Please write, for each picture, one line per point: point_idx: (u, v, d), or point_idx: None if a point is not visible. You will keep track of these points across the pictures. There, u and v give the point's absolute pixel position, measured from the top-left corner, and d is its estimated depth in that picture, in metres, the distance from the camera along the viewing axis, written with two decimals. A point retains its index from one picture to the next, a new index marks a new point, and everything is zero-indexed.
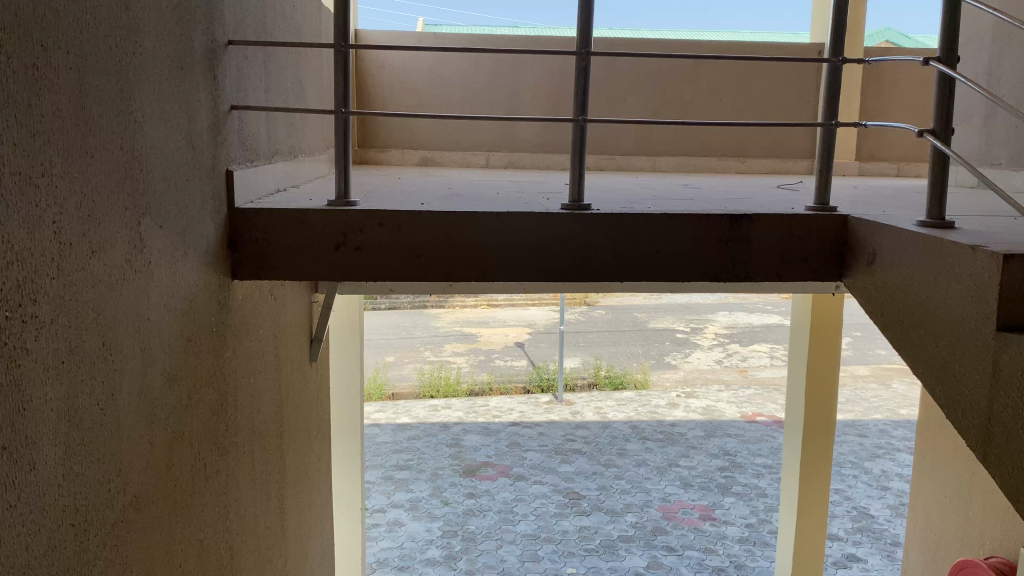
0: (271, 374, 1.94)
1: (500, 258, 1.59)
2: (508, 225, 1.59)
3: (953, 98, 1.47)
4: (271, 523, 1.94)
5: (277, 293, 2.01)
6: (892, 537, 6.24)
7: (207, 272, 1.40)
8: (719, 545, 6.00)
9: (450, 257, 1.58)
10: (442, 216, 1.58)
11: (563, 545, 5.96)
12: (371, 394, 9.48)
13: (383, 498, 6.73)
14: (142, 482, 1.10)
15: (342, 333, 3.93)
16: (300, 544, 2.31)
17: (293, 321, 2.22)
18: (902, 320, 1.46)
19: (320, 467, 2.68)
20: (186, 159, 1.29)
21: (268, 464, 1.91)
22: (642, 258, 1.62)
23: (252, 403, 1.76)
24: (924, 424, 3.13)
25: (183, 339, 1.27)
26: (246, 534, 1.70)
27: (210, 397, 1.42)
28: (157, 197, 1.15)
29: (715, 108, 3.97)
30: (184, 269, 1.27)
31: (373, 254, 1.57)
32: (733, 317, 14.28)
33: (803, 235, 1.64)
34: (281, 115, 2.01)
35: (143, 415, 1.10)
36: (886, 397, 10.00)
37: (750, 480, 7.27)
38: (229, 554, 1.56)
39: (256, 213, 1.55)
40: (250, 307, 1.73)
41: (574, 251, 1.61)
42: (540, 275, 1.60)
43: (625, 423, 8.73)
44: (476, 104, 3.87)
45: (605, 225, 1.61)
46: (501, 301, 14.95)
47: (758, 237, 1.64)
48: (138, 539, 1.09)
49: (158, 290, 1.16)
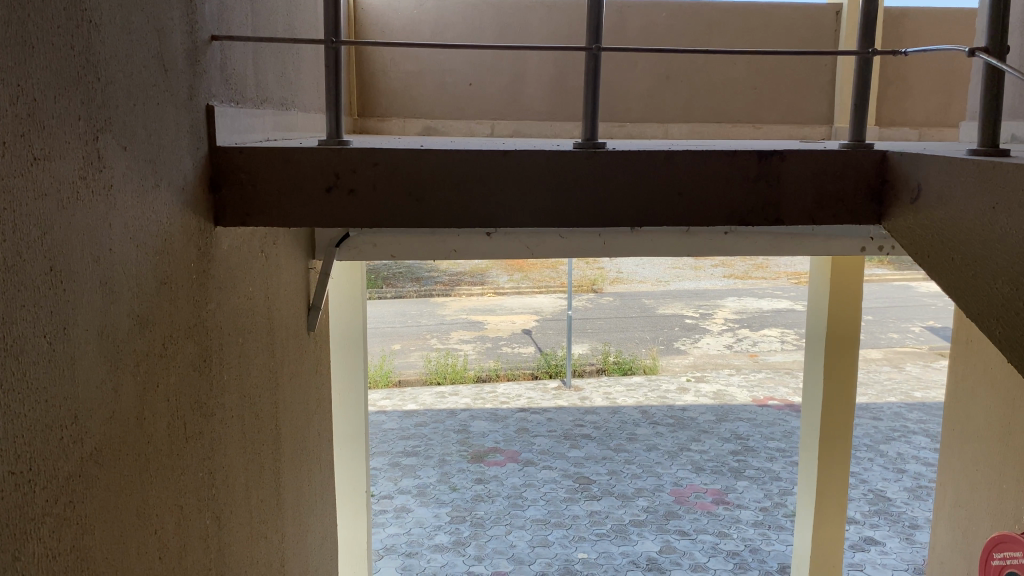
0: (264, 338, 1.82)
1: (508, 202, 1.46)
2: (516, 165, 1.46)
3: (1006, 14, 1.32)
4: (267, 496, 1.82)
5: (270, 253, 1.88)
6: (910, 519, 6.10)
7: (185, 214, 1.27)
8: (733, 529, 5.87)
9: (454, 202, 1.45)
10: (444, 156, 1.44)
11: (574, 530, 5.84)
12: (377, 381, 9.38)
13: (390, 484, 6.63)
14: (107, 432, 0.98)
15: (341, 310, 3.81)
16: (300, 523, 2.19)
17: (288, 286, 2.08)
18: (951, 261, 1.32)
19: (321, 444, 2.56)
20: (157, 80, 1.15)
21: (262, 433, 1.79)
22: (662, 201, 1.48)
23: (243, 366, 1.63)
24: (951, 398, 2.98)
25: (155, 281, 1.14)
26: (236, 505, 1.57)
27: (189, 353, 1.29)
28: (121, 115, 1.02)
29: (729, 72, 3.83)
30: (155, 203, 1.14)
31: (367, 198, 1.44)
32: (742, 302, 14.11)
33: (838, 174, 1.51)
34: (270, 59, 1.88)
35: (105, 357, 0.97)
36: (900, 380, 9.83)
37: (763, 463, 7.13)
38: (216, 524, 1.44)
39: (239, 152, 1.42)
40: (238, 263, 1.60)
41: (589, 193, 1.47)
42: (551, 221, 1.47)
43: (635, 408, 8.60)
44: (480, 70, 3.73)
45: (623, 164, 1.47)
46: (507, 289, 14.82)
47: (788, 175, 1.50)
48: (102, 497, 0.96)
49: (121, 217, 1.03)
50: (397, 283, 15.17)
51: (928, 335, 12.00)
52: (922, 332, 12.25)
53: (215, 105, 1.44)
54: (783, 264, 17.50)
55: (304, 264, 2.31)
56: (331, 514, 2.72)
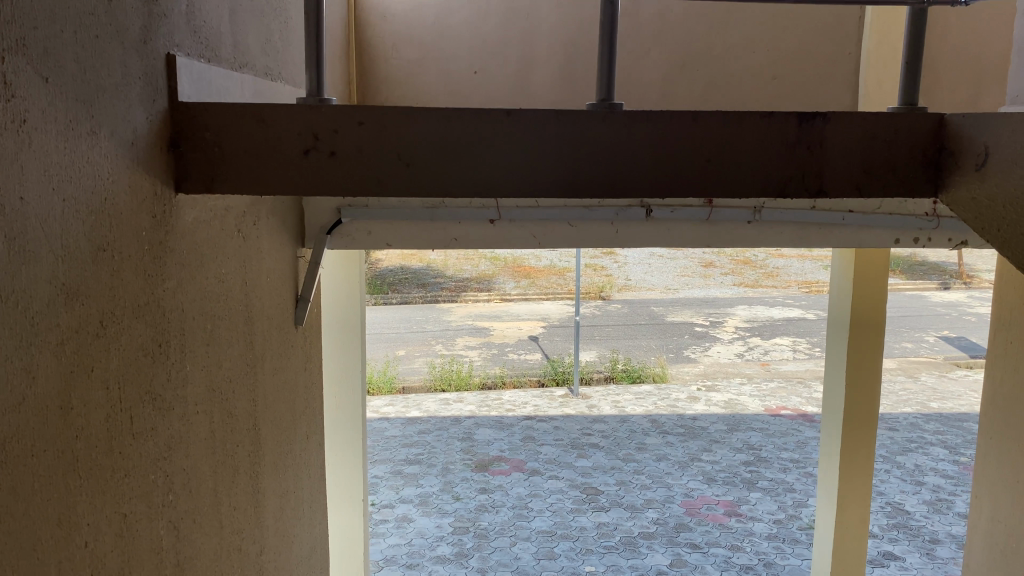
0: (241, 327, 1.64)
1: (511, 170, 1.28)
2: (522, 128, 1.27)
3: None
4: (241, 503, 1.64)
5: (250, 234, 1.70)
6: (931, 534, 5.86)
7: (135, 174, 1.09)
8: (746, 542, 5.64)
9: (450, 167, 1.26)
10: (438, 117, 1.25)
11: (581, 542, 5.63)
12: (381, 387, 9.19)
13: (391, 492, 6.44)
14: (12, 422, 0.79)
15: (336, 308, 3.62)
16: (284, 531, 2.01)
17: (272, 273, 1.90)
18: (1020, 235, 1.12)
19: (310, 447, 2.37)
20: (95, 9, 0.97)
21: (238, 433, 1.61)
22: (688, 170, 1.29)
23: (213, 357, 1.45)
24: (989, 407, 2.77)
25: (90, 245, 0.96)
26: (201, 513, 1.39)
27: (139, 337, 1.11)
28: (41, 35, 0.84)
29: (748, 61, 3.64)
30: (90, 152, 0.96)
31: (351, 162, 1.25)
32: (753, 310, 13.90)
33: (889, 139, 1.32)
34: (250, 19, 1.70)
35: (10, 330, 0.79)
36: (916, 390, 9.60)
37: (777, 474, 6.90)
38: (173, 534, 1.25)
39: (204, 110, 1.24)
40: (207, 239, 1.42)
41: (606, 160, 1.28)
42: (563, 191, 1.29)
43: (644, 417, 8.39)
44: (486, 56, 3.55)
45: (646, 125, 1.28)
46: (513, 295, 15.01)
47: (832, 141, 1.31)
48: (3, 503, 0.78)
49: (37, 160, 0.84)
50: (403, 290, 15.02)
51: (944, 345, 11.74)
52: (937, 341, 12.00)
53: (178, 56, 1.26)
54: (793, 272, 17.27)
55: (292, 252, 2.12)
56: (322, 521, 2.55)
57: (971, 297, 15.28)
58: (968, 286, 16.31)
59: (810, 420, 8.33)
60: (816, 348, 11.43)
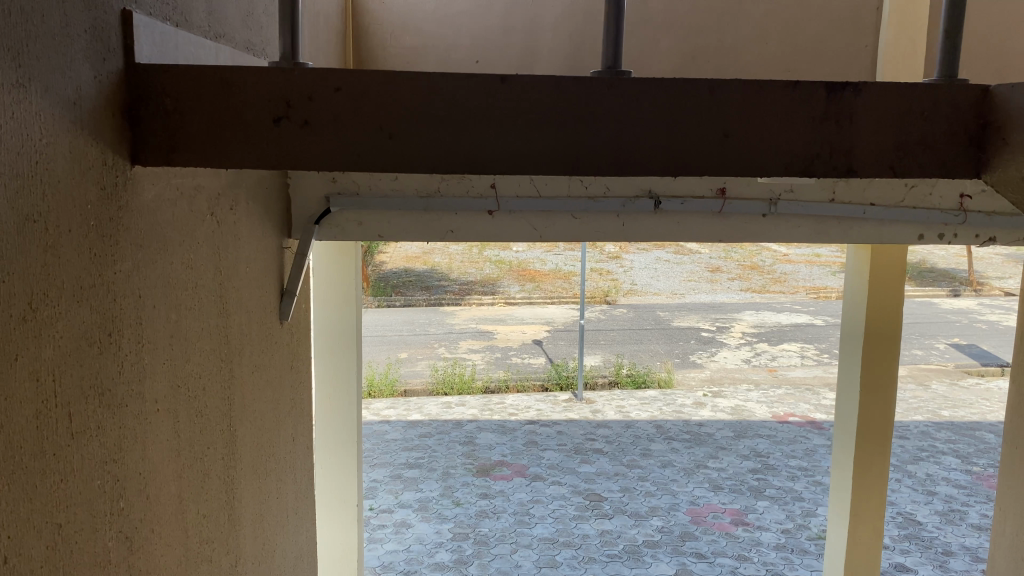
0: (214, 317, 1.51)
1: (503, 143, 1.14)
2: (519, 95, 1.14)
3: None
4: (213, 509, 1.51)
5: (225, 218, 1.57)
6: (944, 545, 5.70)
7: (77, 138, 0.97)
8: (754, 552, 5.49)
9: (436, 139, 1.13)
10: (425, 82, 1.12)
11: (583, 550, 5.49)
12: (382, 390, 9.06)
13: (390, 497, 6.31)
14: None
15: (329, 307, 3.49)
16: (264, 539, 1.88)
17: (252, 264, 1.78)
18: None
19: (296, 449, 2.24)
20: None
21: (210, 432, 1.49)
22: (703, 145, 1.16)
23: (179, 349, 1.32)
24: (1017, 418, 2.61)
25: (14, 214, 0.83)
26: (162, 521, 1.25)
27: (81, 323, 0.98)
28: None
29: (761, 53, 3.51)
30: (16, 106, 0.83)
31: (325, 132, 1.13)
32: (761, 315, 13.73)
33: (928, 113, 1.18)
34: None
35: None
36: (926, 398, 9.43)
37: (785, 482, 6.75)
38: (126, 546, 1.12)
39: (163, 72, 1.12)
40: (172, 220, 1.30)
41: (610, 134, 1.15)
42: (563, 168, 1.16)
43: (650, 422, 8.25)
44: (488, 46, 3.43)
45: (657, 94, 1.15)
46: (518, 299, 14.47)
47: (864, 114, 1.17)
48: None
49: None
50: (407, 292, 14.89)
51: (955, 352, 11.55)
52: (947, 348, 11.80)
53: (134, 13, 1.13)
54: (800, 279, 17.10)
55: (276, 243, 2.00)
56: (310, 528, 2.42)
57: (981, 305, 15.07)
58: (978, 292, 16.09)
59: (818, 428, 8.17)
60: (824, 355, 11.26)
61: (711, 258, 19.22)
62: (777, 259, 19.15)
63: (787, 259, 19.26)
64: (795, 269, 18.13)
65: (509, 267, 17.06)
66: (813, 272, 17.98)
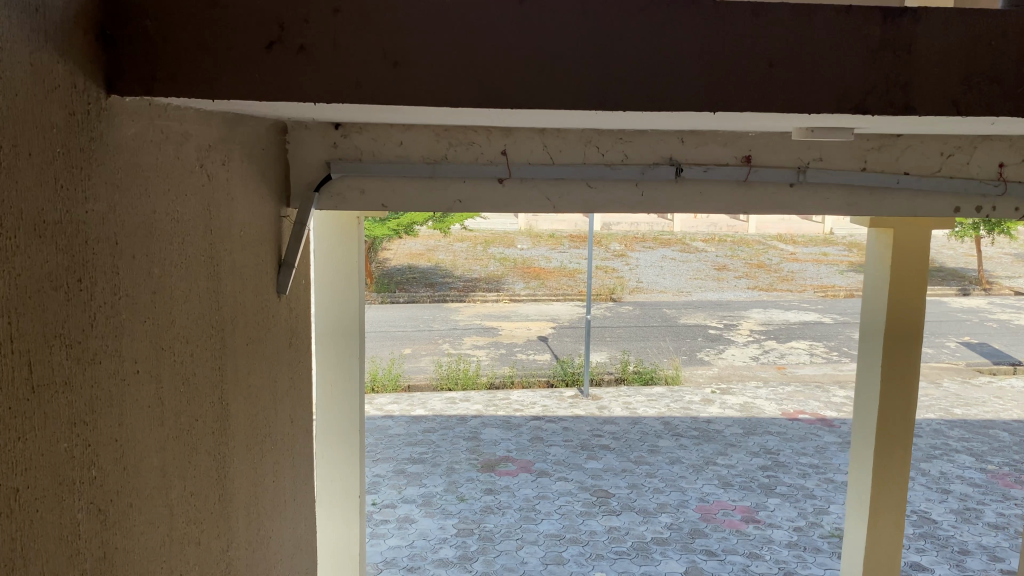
0: (204, 279, 1.40)
1: (541, 70, 1.10)
2: (557, 21, 1.10)
3: None
4: (202, 489, 1.39)
5: (217, 173, 1.46)
6: (960, 544, 5.57)
7: (42, 50, 0.85)
8: (765, 549, 5.37)
9: (473, 65, 1.09)
10: (446, 5, 1.08)
11: (590, 547, 5.37)
12: (385, 385, 8.94)
13: (393, 492, 6.19)
14: None
15: (330, 289, 3.35)
16: (258, 525, 1.76)
17: (247, 228, 1.66)
18: None
19: (294, 433, 2.12)
20: None
21: (198, 405, 1.37)
22: (750, 74, 1.12)
23: (163, 307, 1.21)
24: None
25: None
26: (142, 498, 1.13)
27: (45, 262, 0.87)
28: None
29: None
30: None
31: (321, 61, 1.06)
32: (768, 313, 13.58)
33: (982, 44, 1.15)
34: None
35: None
36: (938, 396, 9.28)
37: (796, 480, 6.62)
38: (99, 521, 1.00)
39: None
40: (156, 164, 1.18)
41: (648, 62, 1.11)
42: (602, 97, 1.11)
43: (657, 419, 8.12)
44: None
45: (693, 21, 1.11)
46: (523, 296, 14.30)
47: (921, 44, 1.14)
48: None
49: None
50: (411, 289, 14.77)
51: (966, 351, 11.39)
52: (958, 347, 11.64)
53: None
54: (807, 278, 16.94)
55: (275, 209, 1.88)
56: (308, 517, 2.30)
57: (991, 304, 14.90)
58: (988, 292, 15.90)
59: (829, 425, 8.03)
60: (834, 352, 11.11)
61: (718, 257, 19.07)
62: (784, 258, 19.00)
63: (794, 258, 19.10)
64: (802, 268, 17.97)
65: (514, 264, 16.95)
66: (821, 271, 17.81)
